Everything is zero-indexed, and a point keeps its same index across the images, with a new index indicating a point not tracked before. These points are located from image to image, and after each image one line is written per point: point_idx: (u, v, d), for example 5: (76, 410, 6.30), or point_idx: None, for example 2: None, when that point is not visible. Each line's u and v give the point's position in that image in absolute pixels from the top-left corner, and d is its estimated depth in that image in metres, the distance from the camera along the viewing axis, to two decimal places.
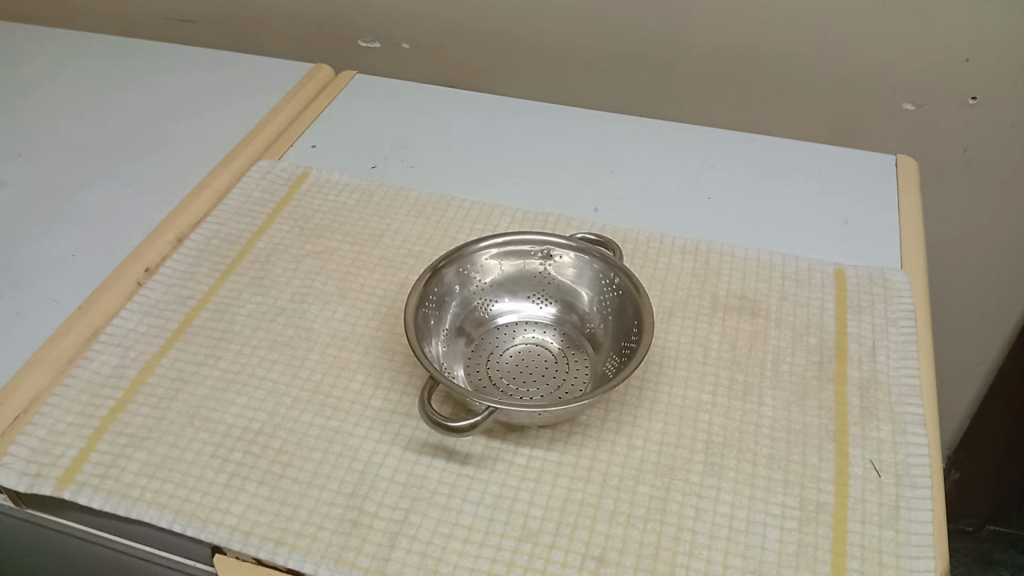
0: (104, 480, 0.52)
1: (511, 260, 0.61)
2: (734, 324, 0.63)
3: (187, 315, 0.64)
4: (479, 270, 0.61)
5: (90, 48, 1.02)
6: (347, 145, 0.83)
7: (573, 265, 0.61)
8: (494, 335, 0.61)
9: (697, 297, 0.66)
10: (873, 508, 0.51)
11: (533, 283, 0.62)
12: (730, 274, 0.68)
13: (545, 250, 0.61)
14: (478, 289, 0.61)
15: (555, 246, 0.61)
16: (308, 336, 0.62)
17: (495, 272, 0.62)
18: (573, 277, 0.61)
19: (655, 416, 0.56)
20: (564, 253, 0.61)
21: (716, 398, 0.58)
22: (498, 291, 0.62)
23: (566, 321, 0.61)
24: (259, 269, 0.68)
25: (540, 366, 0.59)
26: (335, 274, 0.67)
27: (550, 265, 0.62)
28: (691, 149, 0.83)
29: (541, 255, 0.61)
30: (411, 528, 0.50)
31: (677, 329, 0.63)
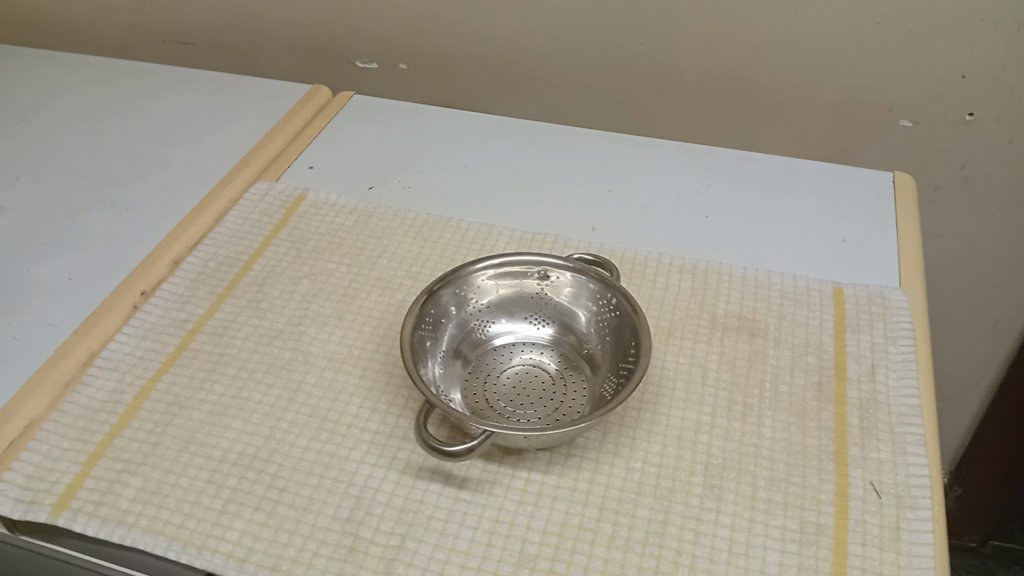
0: (99, 507, 0.52)
1: (508, 281, 0.61)
2: (732, 344, 0.63)
3: (184, 338, 0.64)
4: (475, 291, 0.61)
5: (89, 72, 1.03)
6: (344, 167, 0.83)
7: (569, 286, 0.61)
8: (491, 357, 0.61)
9: (695, 317, 0.66)
10: (875, 530, 0.51)
11: (530, 303, 0.62)
12: (728, 293, 0.68)
13: (541, 271, 0.61)
14: (474, 310, 0.61)
15: (552, 267, 0.61)
16: (305, 359, 0.62)
17: (492, 292, 0.62)
18: (570, 297, 0.61)
19: (653, 438, 0.56)
20: (560, 273, 0.61)
21: (715, 419, 0.57)
22: (495, 313, 0.62)
23: (564, 342, 0.61)
24: (256, 292, 0.68)
25: (538, 388, 0.58)
26: (332, 296, 0.67)
27: (547, 286, 0.62)
28: (688, 168, 0.83)
29: (538, 275, 0.61)
30: (408, 553, 0.49)
31: (675, 350, 0.63)
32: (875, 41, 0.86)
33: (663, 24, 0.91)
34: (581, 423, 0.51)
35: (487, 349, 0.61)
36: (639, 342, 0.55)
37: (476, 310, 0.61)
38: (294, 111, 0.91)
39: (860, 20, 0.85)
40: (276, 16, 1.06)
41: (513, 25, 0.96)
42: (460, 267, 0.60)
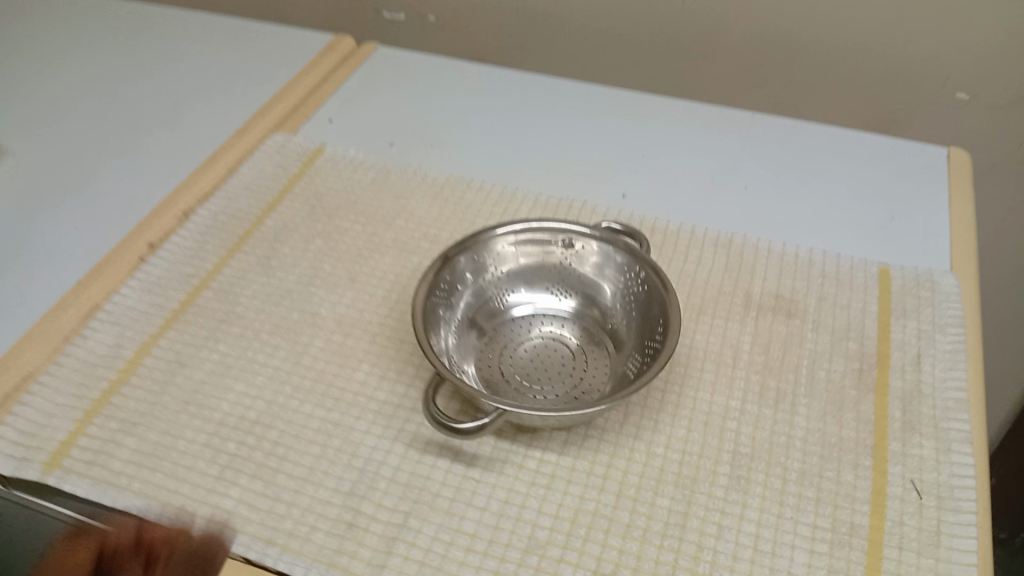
0: (92, 467, 0.50)
1: (530, 248, 0.58)
2: (767, 325, 0.59)
3: (189, 294, 0.61)
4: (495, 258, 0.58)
5: (107, 12, 0.99)
6: (364, 122, 0.79)
7: (595, 256, 0.57)
8: (509, 328, 0.57)
9: (728, 295, 0.62)
10: (913, 534, 0.47)
11: (551, 274, 0.58)
12: (765, 271, 0.64)
13: (566, 239, 0.57)
14: (493, 278, 0.58)
15: (577, 235, 0.57)
16: (313, 321, 0.59)
17: (511, 260, 0.58)
18: (595, 269, 0.58)
19: (677, 422, 0.52)
20: (586, 243, 0.57)
21: (745, 405, 0.53)
22: (514, 282, 0.58)
23: (587, 316, 0.58)
24: (266, 248, 0.65)
25: (557, 363, 0.55)
26: (344, 256, 0.64)
27: (572, 255, 0.58)
28: (727, 136, 0.78)
29: (562, 244, 0.58)
30: (411, 533, 0.46)
31: (705, 329, 0.59)
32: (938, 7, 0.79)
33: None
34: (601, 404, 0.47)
35: (504, 321, 0.58)
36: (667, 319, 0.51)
37: (495, 278, 0.58)
38: (315, 63, 0.87)
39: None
40: None
41: None
42: (479, 231, 0.56)
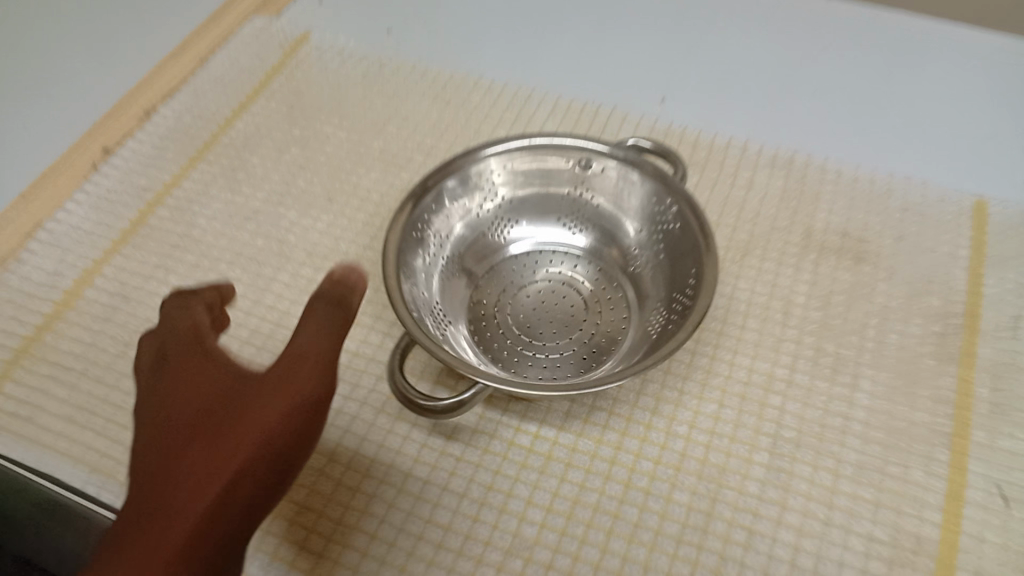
0: (11, 421, 0.43)
1: (538, 169, 0.47)
2: (828, 272, 0.48)
3: (141, 212, 0.52)
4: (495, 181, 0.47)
5: None
6: (357, 1, 0.67)
7: (619, 182, 0.47)
8: (511, 267, 0.48)
9: (783, 231, 0.50)
10: (994, 554, 0.37)
11: (566, 199, 0.48)
12: (832, 201, 0.52)
13: (583, 159, 0.47)
14: (493, 205, 0.48)
15: (598, 155, 0.46)
16: (280, 249, 0.50)
17: (517, 182, 0.47)
18: (616, 196, 0.47)
19: (707, 395, 0.43)
20: (609, 166, 0.46)
21: (793, 376, 0.44)
22: (519, 210, 0.48)
23: (605, 254, 0.48)
24: (233, 157, 0.55)
25: (565, 314, 0.46)
26: (323, 170, 0.54)
27: (590, 179, 0.47)
28: (794, 25, 0.64)
29: (578, 165, 0.47)
30: (372, 523, 0.38)
31: (752, 275, 0.48)
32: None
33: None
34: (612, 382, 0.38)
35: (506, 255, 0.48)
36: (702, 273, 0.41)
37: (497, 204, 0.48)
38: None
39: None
40: None
41: None
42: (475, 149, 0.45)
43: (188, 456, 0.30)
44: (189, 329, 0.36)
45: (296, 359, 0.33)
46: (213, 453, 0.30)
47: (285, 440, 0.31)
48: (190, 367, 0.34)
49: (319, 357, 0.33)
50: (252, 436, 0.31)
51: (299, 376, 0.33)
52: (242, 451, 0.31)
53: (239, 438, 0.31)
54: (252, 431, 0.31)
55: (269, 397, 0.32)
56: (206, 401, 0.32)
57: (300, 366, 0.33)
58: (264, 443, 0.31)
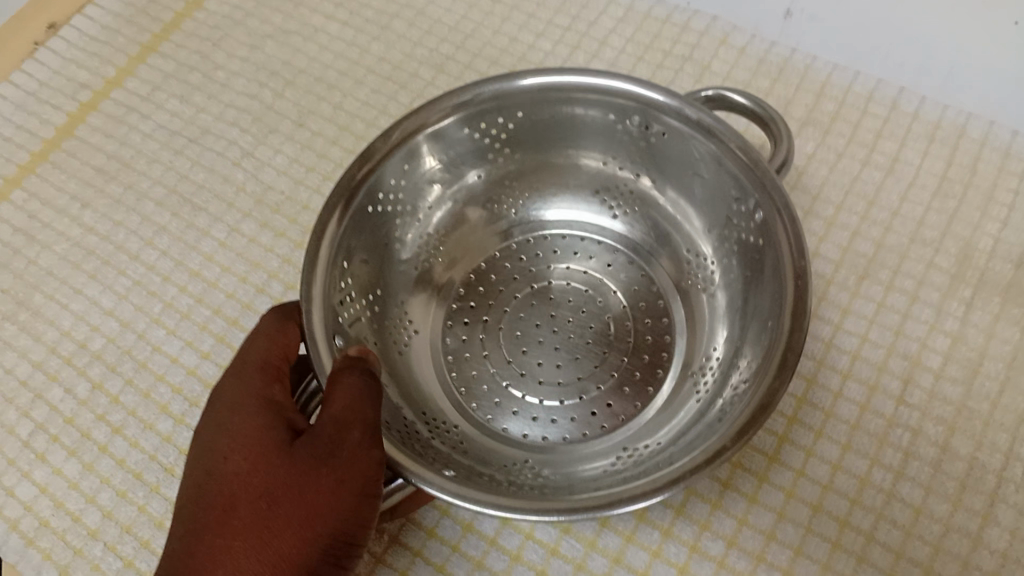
0: None
1: (566, 119, 0.32)
2: (985, 317, 0.33)
3: (71, 117, 0.41)
4: (500, 133, 0.32)
5: None
6: None
7: (685, 150, 0.30)
8: (519, 255, 0.35)
9: (927, 247, 0.34)
10: None
11: (602, 166, 0.34)
12: (1010, 211, 0.35)
13: (635, 113, 0.30)
14: (497, 166, 0.34)
15: (656, 112, 0.30)
16: (225, 189, 0.37)
17: (533, 136, 0.33)
18: (678, 167, 0.32)
19: (764, 497, 0.30)
20: (671, 128, 0.30)
21: (898, 484, 0.30)
22: (538, 177, 0.35)
23: (655, 254, 0.34)
24: (195, 50, 0.42)
25: (583, 335, 0.33)
26: (301, 79, 0.41)
27: (647, 140, 0.31)
28: None
29: (627, 121, 0.31)
30: None
31: (866, 312, 0.33)
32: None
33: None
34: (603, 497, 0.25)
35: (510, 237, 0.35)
36: (779, 336, 0.26)
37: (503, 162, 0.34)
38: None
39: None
40: None
41: None
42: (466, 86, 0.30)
43: (207, 558, 0.22)
44: (253, 357, 0.25)
45: (341, 434, 0.23)
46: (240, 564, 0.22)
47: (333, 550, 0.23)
48: (235, 413, 0.24)
49: (372, 435, 0.23)
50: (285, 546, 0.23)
51: (347, 470, 0.23)
52: (274, 565, 0.23)
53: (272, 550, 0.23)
54: (290, 532, 0.23)
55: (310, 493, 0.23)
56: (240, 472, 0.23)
57: (348, 445, 0.23)
58: (302, 553, 0.23)
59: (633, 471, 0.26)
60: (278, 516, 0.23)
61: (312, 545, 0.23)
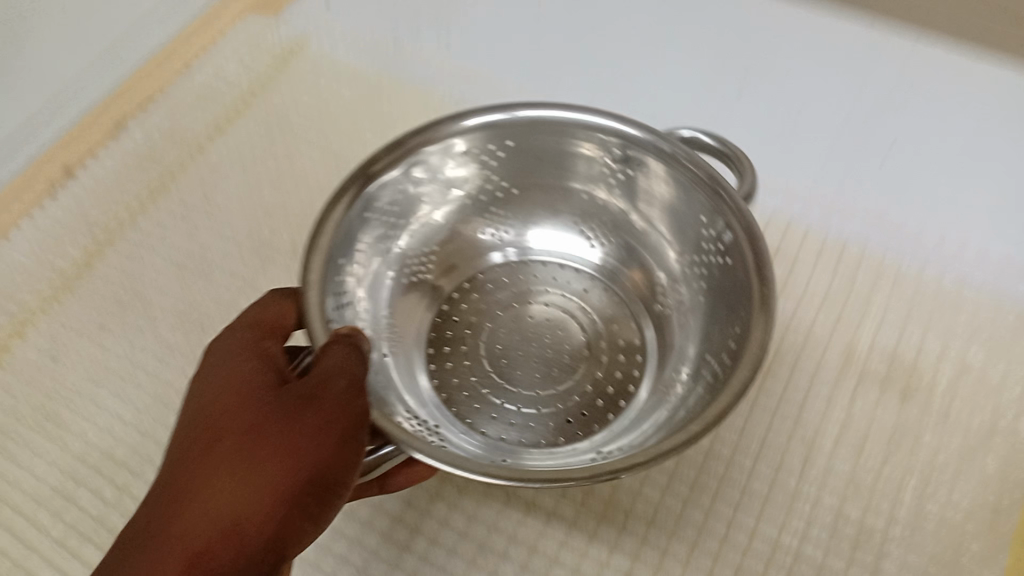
0: None
1: (559, 149, 0.39)
2: (868, 406, 0.40)
3: (89, 251, 0.47)
4: (499, 158, 0.40)
5: None
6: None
7: (660, 186, 0.38)
8: (494, 278, 0.42)
9: (817, 349, 0.42)
10: None
11: (587, 197, 0.41)
12: (884, 314, 0.44)
13: (621, 150, 0.38)
14: (492, 187, 0.41)
15: (636, 148, 0.37)
16: (230, 312, 0.44)
17: (529, 170, 0.41)
18: (653, 202, 0.39)
19: (696, 562, 0.36)
20: (649, 164, 0.37)
21: (803, 546, 0.36)
22: (520, 205, 0.42)
23: (625, 278, 0.41)
24: (200, 193, 0.49)
25: (553, 347, 0.39)
26: (291, 217, 0.47)
27: (629, 173, 0.39)
28: None
29: (609, 157, 0.39)
30: None
31: (771, 404, 0.40)
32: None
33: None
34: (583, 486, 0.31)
35: (494, 261, 0.42)
36: (755, 331, 0.31)
37: (494, 188, 0.41)
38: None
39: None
40: None
41: None
42: (463, 112, 0.37)
43: (198, 481, 0.26)
44: (245, 323, 0.31)
45: (329, 382, 0.28)
46: (225, 486, 0.26)
47: (316, 482, 0.27)
48: (230, 366, 0.29)
49: (356, 387, 0.28)
50: (268, 473, 0.26)
51: (334, 410, 0.27)
52: (261, 488, 0.26)
53: (255, 475, 0.26)
54: (274, 461, 0.27)
55: (297, 428, 0.27)
56: (231, 408, 0.28)
57: (334, 390, 0.28)
58: (286, 480, 0.26)
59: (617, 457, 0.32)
60: (267, 446, 0.27)
61: (296, 475, 0.27)
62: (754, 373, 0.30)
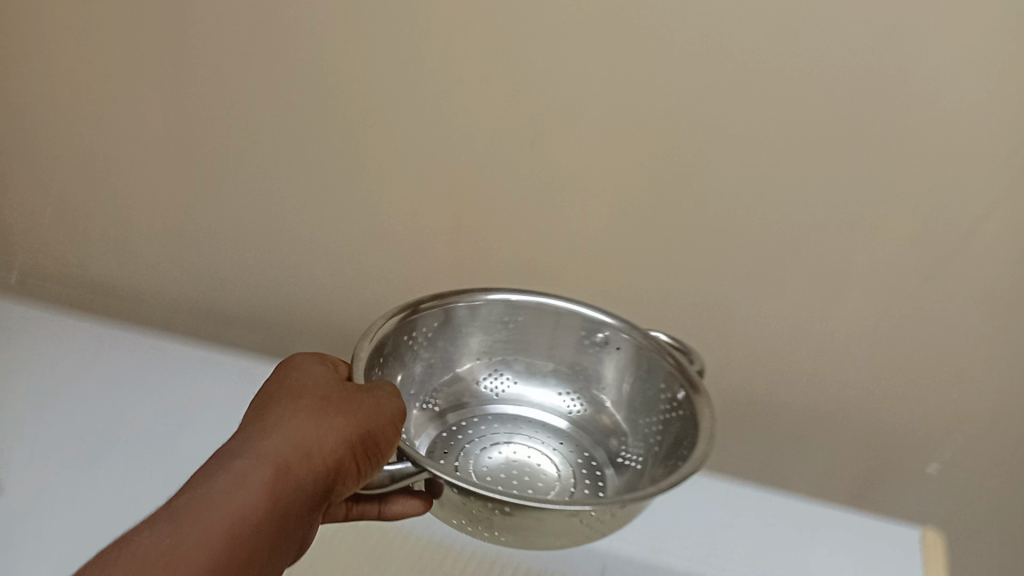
0: None
1: (561, 331, 0.64)
2: None
3: None
4: (513, 324, 0.64)
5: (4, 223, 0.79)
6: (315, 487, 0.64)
7: (621, 353, 0.62)
8: (484, 438, 0.63)
9: None
10: None
11: (578, 366, 0.65)
12: None
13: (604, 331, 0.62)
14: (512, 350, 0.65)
15: (616, 329, 0.62)
16: None
17: (521, 337, 0.64)
18: (616, 380, 0.64)
19: None
20: (625, 343, 0.62)
21: None
22: (522, 377, 0.66)
23: (579, 438, 0.64)
24: None
25: (524, 478, 0.60)
26: None
27: (607, 351, 0.63)
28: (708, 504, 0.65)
29: (590, 335, 0.63)
30: None
31: None
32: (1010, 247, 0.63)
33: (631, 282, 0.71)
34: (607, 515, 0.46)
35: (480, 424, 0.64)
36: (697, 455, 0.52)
37: (495, 356, 0.65)
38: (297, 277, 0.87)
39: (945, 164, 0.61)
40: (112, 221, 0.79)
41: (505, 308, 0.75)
42: (489, 289, 0.62)
43: (288, 417, 0.40)
44: (313, 366, 0.46)
45: (378, 391, 0.45)
46: (310, 423, 0.40)
47: (366, 441, 0.42)
48: (312, 378, 0.45)
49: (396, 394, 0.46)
50: (339, 420, 0.41)
51: (383, 401, 0.44)
52: (336, 429, 0.41)
53: (332, 418, 0.41)
54: (343, 416, 0.42)
55: (360, 403, 0.43)
56: (318, 390, 0.43)
57: (382, 392, 0.45)
58: (351, 429, 0.41)
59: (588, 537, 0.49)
60: (335, 407, 0.42)
61: (356, 428, 0.41)
62: (695, 469, 0.49)
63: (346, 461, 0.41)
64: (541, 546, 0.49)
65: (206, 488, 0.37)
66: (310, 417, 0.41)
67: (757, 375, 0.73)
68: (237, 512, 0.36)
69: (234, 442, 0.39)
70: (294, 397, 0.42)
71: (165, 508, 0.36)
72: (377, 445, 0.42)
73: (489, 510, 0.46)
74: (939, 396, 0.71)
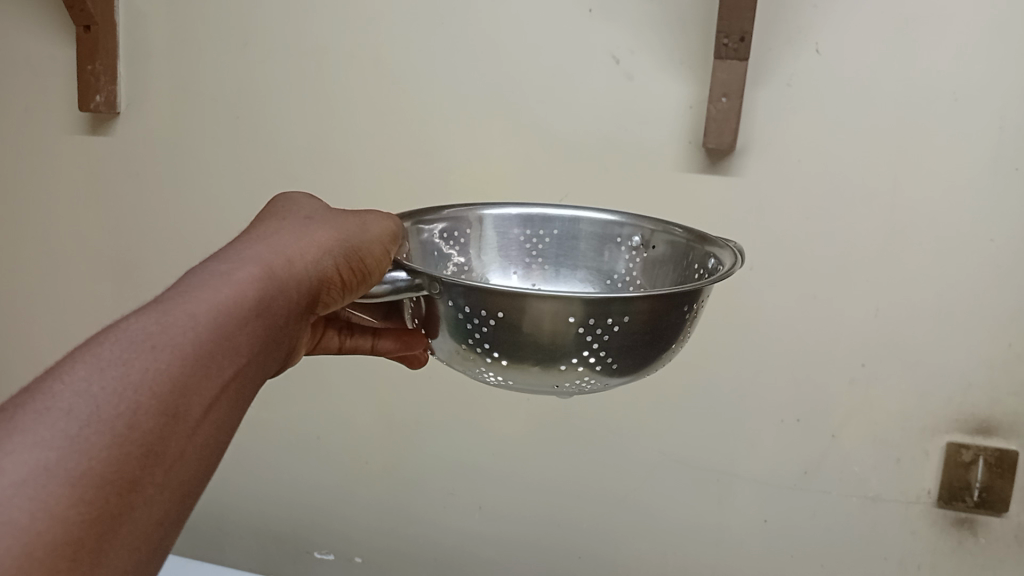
0: None
1: (584, 234, 0.77)
2: None
3: None
4: (540, 234, 0.77)
5: None
6: None
7: (642, 245, 0.75)
8: None
9: None
10: None
11: (604, 264, 0.77)
12: None
13: (623, 231, 0.76)
14: (540, 257, 0.78)
15: (633, 226, 0.75)
16: None
17: (547, 248, 0.78)
18: (639, 272, 0.75)
19: None
20: (641, 233, 0.75)
21: None
22: (556, 282, 0.78)
23: None
24: None
25: None
26: None
27: (627, 248, 0.76)
28: None
29: (612, 236, 0.76)
30: None
31: None
32: (853, 354, 1.13)
33: (596, 503, 1.28)
34: (605, 324, 0.51)
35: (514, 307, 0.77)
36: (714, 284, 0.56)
37: (527, 264, 0.78)
38: (360, 377, 1.32)
39: (802, 286, 1.11)
40: (347, 421, 1.35)
41: (485, 439, 1.29)
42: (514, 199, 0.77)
43: (273, 241, 0.54)
44: (302, 203, 0.61)
45: (360, 215, 0.59)
46: (295, 244, 0.54)
47: (347, 252, 0.56)
48: (297, 213, 0.58)
49: (380, 213, 0.60)
50: (319, 240, 0.55)
51: (361, 222, 0.58)
52: (316, 248, 0.55)
53: (311, 240, 0.55)
54: (324, 237, 0.56)
55: (337, 227, 0.57)
56: (302, 219, 0.57)
57: (365, 214, 0.59)
58: (329, 246, 0.55)
59: (587, 364, 0.53)
60: (318, 231, 0.56)
61: (334, 247, 0.55)
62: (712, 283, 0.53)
63: (328, 271, 0.55)
64: (535, 375, 0.54)
65: (203, 285, 0.48)
66: (296, 239, 0.55)
67: (691, 542, 1.26)
68: (232, 297, 0.48)
69: (213, 259, 0.51)
70: (282, 225, 0.56)
71: (159, 300, 0.47)
72: (357, 259, 0.56)
73: (483, 324, 0.52)
74: (808, 523, 1.21)
